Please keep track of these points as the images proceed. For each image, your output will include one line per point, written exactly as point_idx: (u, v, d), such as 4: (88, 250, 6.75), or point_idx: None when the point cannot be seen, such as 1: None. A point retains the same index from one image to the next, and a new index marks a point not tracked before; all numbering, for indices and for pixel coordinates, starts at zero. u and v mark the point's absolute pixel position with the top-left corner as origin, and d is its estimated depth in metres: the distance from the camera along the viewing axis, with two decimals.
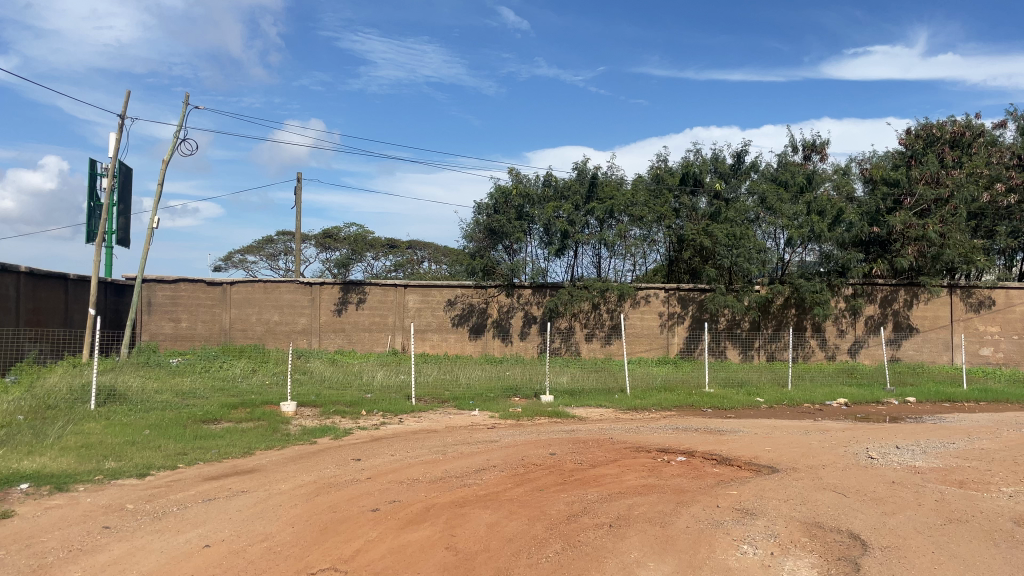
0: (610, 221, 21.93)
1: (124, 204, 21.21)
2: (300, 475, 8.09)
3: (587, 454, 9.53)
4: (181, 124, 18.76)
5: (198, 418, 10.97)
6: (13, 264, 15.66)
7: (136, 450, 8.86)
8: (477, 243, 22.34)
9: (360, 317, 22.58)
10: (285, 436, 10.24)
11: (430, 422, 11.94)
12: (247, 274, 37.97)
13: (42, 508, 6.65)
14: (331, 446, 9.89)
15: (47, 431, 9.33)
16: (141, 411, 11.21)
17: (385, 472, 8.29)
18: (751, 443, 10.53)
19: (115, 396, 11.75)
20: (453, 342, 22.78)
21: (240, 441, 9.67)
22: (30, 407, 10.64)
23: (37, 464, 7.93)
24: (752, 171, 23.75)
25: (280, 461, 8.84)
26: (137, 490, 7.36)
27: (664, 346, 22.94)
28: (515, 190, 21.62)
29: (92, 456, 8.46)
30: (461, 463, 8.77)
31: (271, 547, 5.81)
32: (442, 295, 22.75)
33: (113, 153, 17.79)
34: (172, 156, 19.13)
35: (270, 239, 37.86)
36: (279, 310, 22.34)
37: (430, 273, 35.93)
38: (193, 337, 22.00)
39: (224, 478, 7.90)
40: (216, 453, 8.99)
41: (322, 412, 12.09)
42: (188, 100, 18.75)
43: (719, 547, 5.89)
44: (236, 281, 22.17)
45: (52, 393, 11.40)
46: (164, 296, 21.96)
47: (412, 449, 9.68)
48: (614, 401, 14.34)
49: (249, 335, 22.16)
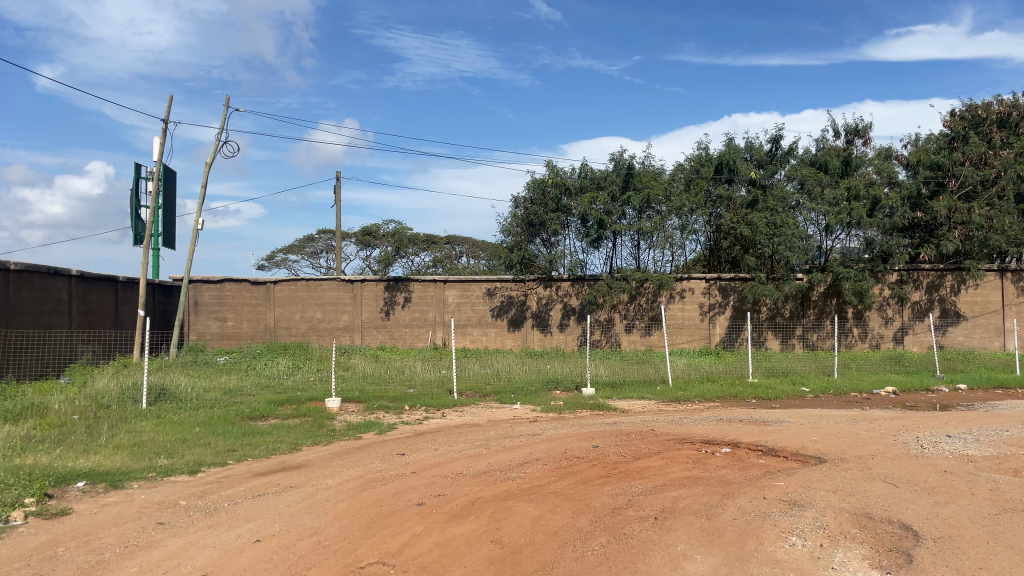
0: (648, 211, 21.75)
1: (169, 207, 21.66)
2: (346, 470, 8.21)
3: (631, 447, 9.48)
4: (223, 127, 19.16)
5: (246, 416, 11.18)
6: (68, 269, 15.94)
7: (187, 447, 9.05)
8: (514, 237, 22.35)
9: (401, 313, 22.77)
10: (330, 432, 10.38)
11: (473, 416, 11.97)
12: (290, 273, 38.46)
13: (98, 505, 6.84)
14: (376, 441, 10.00)
15: (100, 431, 9.57)
16: (190, 409, 11.44)
17: (429, 467, 8.35)
18: (797, 434, 10.39)
19: (166, 395, 12.03)
20: (493, 336, 22.85)
21: (286, 438, 9.84)
22: (84, 407, 10.93)
23: (92, 463, 8.13)
24: (789, 157, 22.98)
25: (327, 456, 8.98)
26: (189, 487, 7.54)
27: (706, 338, 22.65)
28: (549, 183, 21.53)
29: (145, 453, 8.68)
30: (505, 457, 8.80)
31: (320, 541, 5.91)
32: (481, 288, 22.85)
33: (158, 156, 18.08)
34: (214, 158, 19.49)
35: (311, 238, 38.32)
36: (321, 308, 22.62)
37: (469, 267, 36.19)
38: (239, 336, 22.45)
39: (273, 474, 8.05)
40: (265, 450, 9.15)
41: (367, 408, 12.22)
42: (228, 103, 19.11)
43: (767, 539, 5.83)
44: (280, 280, 22.53)
45: (104, 394, 11.68)
46: (210, 296, 22.41)
47: (455, 443, 9.74)
48: (656, 392, 14.25)
49: (294, 333, 22.51)
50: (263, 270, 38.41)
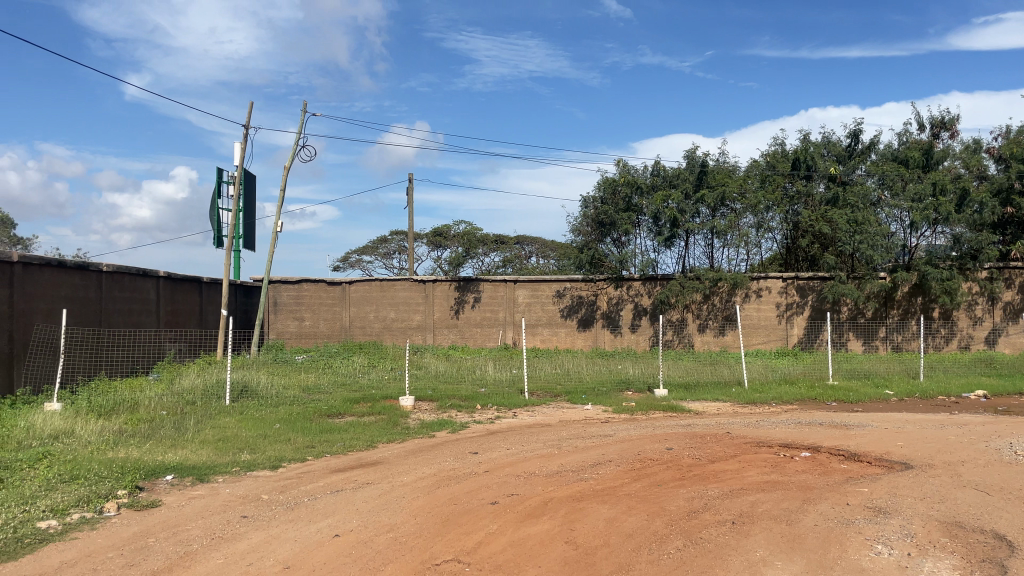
0: (722, 209, 21.36)
1: (250, 210, 22.37)
2: (421, 468, 8.32)
3: (706, 449, 9.31)
4: (300, 131, 19.68)
5: (323, 413, 11.46)
6: (156, 270, 16.59)
7: (268, 443, 9.33)
8: (584, 236, 22.27)
9: (472, 313, 22.95)
10: (405, 430, 10.55)
11: (544, 416, 11.96)
12: (364, 274, 39.24)
13: (186, 498, 7.12)
14: (449, 439, 10.11)
15: (187, 426, 9.95)
16: (271, 406, 11.80)
17: (502, 466, 8.39)
18: (881, 438, 10.02)
19: (248, 392, 12.44)
20: (564, 336, 22.80)
21: (362, 435, 10.03)
22: (172, 403, 11.39)
23: (180, 457, 8.47)
24: (869, 152, 22.33)
25: (401, 453, 9.12)
26: (271, 481, 7.77)
27: (783, 338, 22.09)
28: (621, 182, 21.37)
29: (229, 448, 8.99)
30: (577, 458, 8.77)
31: (397, 538, 6.00)
32: (551, 288, 22.84)
33: (239, 161, 18.69)
34: (292, 162, 20.03)
35: (384, 239, 39.00)
36: (395, 308, 22.99)
37: (539, 267, 36.25)
38: (316, 335, 23.03)
39: (350, 471, 8.22)
40: (342, 446, 9.35)
41: (440, 407, 12.36)
42: (305, 108, 19.61)
43: (851, 547, 5.64)
44: (355, 281, 23.01)
45: (191, 390, 12.16)
46: (289, 296, 23.06)
47: (527, 442, 9.76)
48: (731, 394, 13.96)
49: (368, 332, 22.95)
50: (338, 271, 39.30)
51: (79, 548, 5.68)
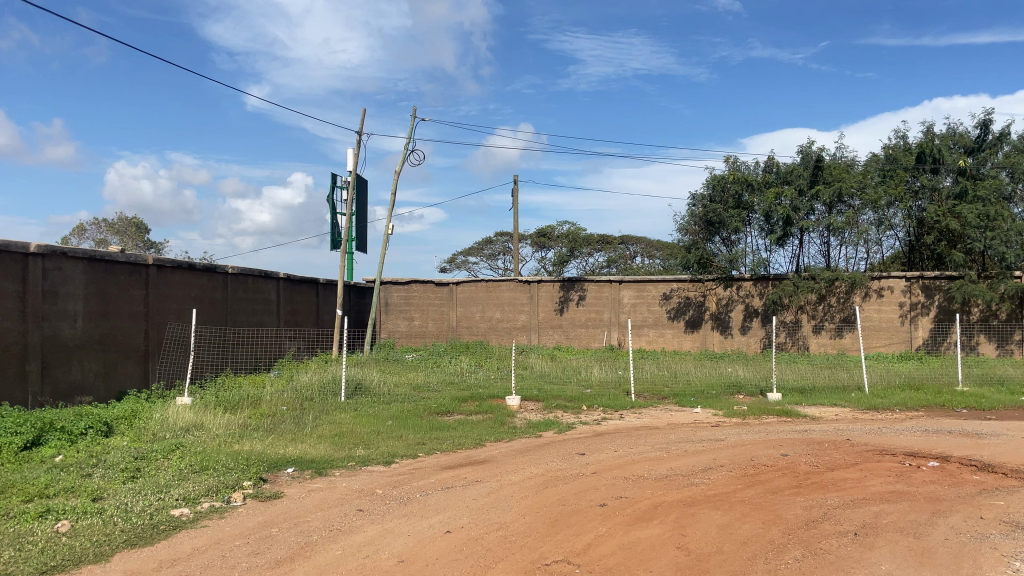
0: (839, 206, 20.43)
1: (361, 214, 23.11)
2: (529, 467, 8.36)
3: (824, 456, 8.94)
4: (410, 136, 20.15)
5: (433, 410, 11.71)
6: (276, 272, 17.34)
7: (381, 439, 9.61)
8: (692, 235, 21.82)
9: (577, 314, 22.91)
10: (512, 429, 10.63)
11: (652, 419, 11.79)
12: (470, 274, 39.86)
13: (306, 490, 7.42)
14: (556, 439, 10.12)
15: (306, 421, 10.38)
16: (383, 403, 12.15)
17: (611, 468, 8.32)
18: (1019, 449, 9.32)
19: (361, 389, 12.88)
20: (671, 337, 22.42)
21: (471, 433, 10.18)
22: (291, 398, 11.92)
23: (300, 451, 8.84)
24: (1002, 143, 20.81)
25: (509, 453, 9.19)
26: (385, 476, 8.00)
27: (906, 340, 20.94)
28: (732, 179, 20.84)
29: (345, 443, 9.31)
30: (687, 462, 8.59)
31: (507, 536, 6.06)
32: (658, 289, 22.51)
33: (353, 166, 19.33)
34: (402, 166, 20.54)
35: (489, 240, 39.48)
36: (500, 308, 23.24)
37: (645, 267, 35.80)
38: (424, 334, 23.58)
39: (459, 468, 8.36)
40: (451, 444, 9.52)
41: (546, 407, 12.39)
42: (415, 113, 20.07)
43: (986, 564, 5.28)
44: (461, 281, 23.40)
45: (309, 386, 12.70)
46: (399, 296, 23.70)
47: (636, 444, 9.64)
48: (850, 399, 13.33)
49: (474, 332, 23.29)
50: (445, 271, 40.09)
51: (209, 535, 6.02)
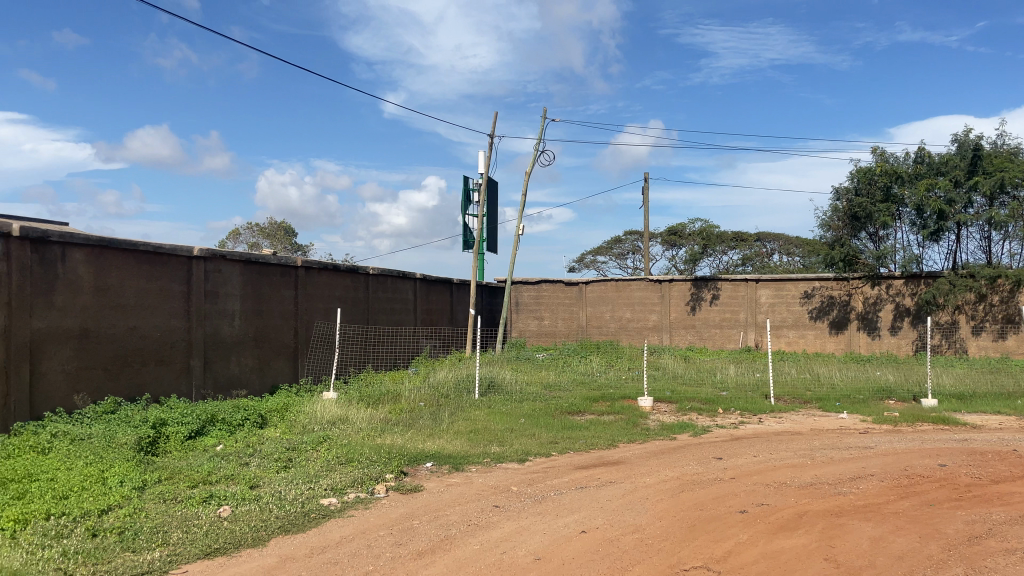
0: (1002, 198, 18.84)
1: (492, 215, 23.49)
2: (664, 470, 8.22)
3: (988, 468, 8.26)
4: (540, 137, 20.28)
5: (565, 410, 11.74)
6: (413, 273, 17.90)
7: (515, 437, 9.73)
8: (835, 231, 20.69)
9: (711, 313, 22.31)
10: (646, 431, 10.48)
11: (794, 423, 11.31)
12: (599, 274, 39.72)
13: (444, 485, 7.62)
14: (692, 442, 9.90)
15: (442, 417, 10.66)
16: (516, 401, 12.30)
17: (750, 473, 8.04)
18: None
19: (494, 387, 13.11)
20: (812, 339, 21.42)
21: (604, 434, 10.12)
22: (428, 395, 12.29)
23: (437, 446, 9.09)
24: None
25: (644, 454, 9.07)
26: (520, 474, 8.09)
27: None
28: (880, 171, 19.60)
29: (480, 440, 9.49)
30: (833, 469, 8.17)
31: (643, 539, 5.97)
32: (797, 288, 21.57)
33: (484, 168, 19.68)
34: (532, 167, 20.71)
35: (619, 239, 39.18)
36: (631, 308, 23.00)
37: (782, 265, 34.41)
38: (554, 334, 23.71)
39: (593, 468, 8.33)
40: (585, 444, 9.50)
41: (679, 409, 12.14)
42: (545, 114, 20.18)
43: None
44: (591, 281, 23.36)
45: (444, 383, 13.05)
46: (529, 296, 23.94)
47: (777, 450, 9.27)
48: (1018, 407, 12.26)
49: (605, 332, 23.17)
50: (574, 271, 40.15)
51: (355, 525, 6.30)
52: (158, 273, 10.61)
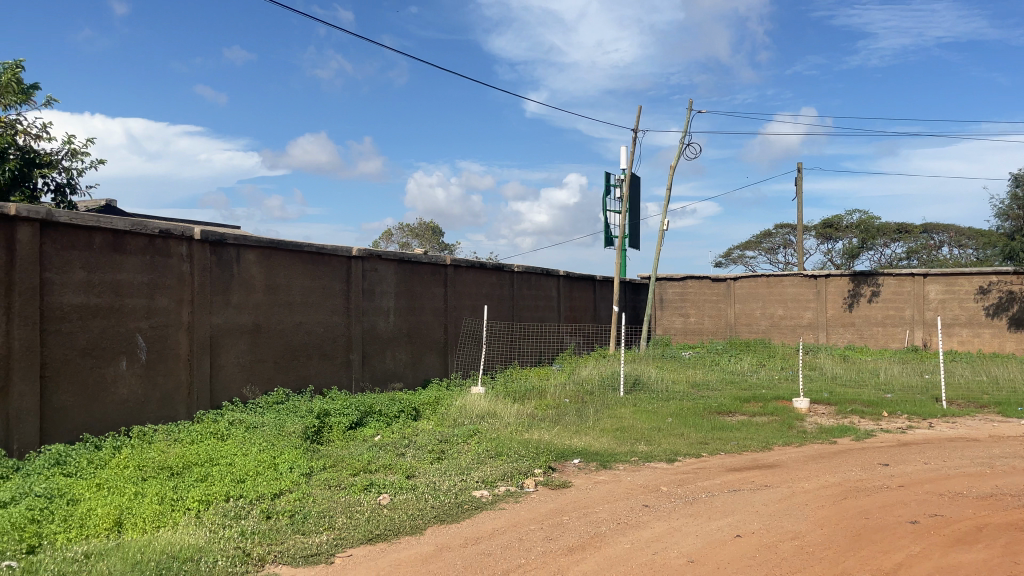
0: None
1: (635, 211, 23.18)
2: (824, 475, 7.80)
3: None
4: (685, 130, 19.77)
5: (714, 410, 11.41)
6: (556, 270, 17.99)
7: (663, 436, 9.56)
8: (1015, 221, 18.67)
9: (872, 311, 20.97)
10: (803, 433, 10.00)
11: (970, 430, 10.42)
12: (747, 270, 38.38)
13: (593, 482, 7.60)
14: (854, 446, 9.34)
15: (588, 414, 10.65)
16: (662, 400, 12.08)
17: (921, 482, 7.48)
18: None
19: (640, 385, 12.95)
20: (990, 338, 19.65)
21: (757, 435, 9.74)
22: (574, 391, 12.32)
23: (584, 443, 9.07)
24: None
25: (801, 458, 8.66)
26: (669, 474, 7.93)
27: None
28: None
29: (627, 438, 9.39)
30: (1018, 480, 7.45)
31: (803, 546, 5.69)
32: (970, 283, 19.85)
33: (627, 164, 19.44)
34: (677, 161, 20.24)
35: (768, 233, 37.67)
36: (783, 304, 22.02)
37: (953, 258, 31.84)
38: (701, 331, 23.16)
39: (747, 471, 8.03)
40: (736, 445, 9.19)
41: (839, 411, 11.50)
42: (690, 107, 19.64)
43: None
44: (740, 277, 22.64)
45: (589, 380, 13.03)
46: (674, 292, 23.52)
47: (951, 458, 8.57)
48: None
49: (755, 330, 22.34)
50: (720, 267, 38.99)
51: (507, 518, 6.41)
52: (321, 272, 11.28)
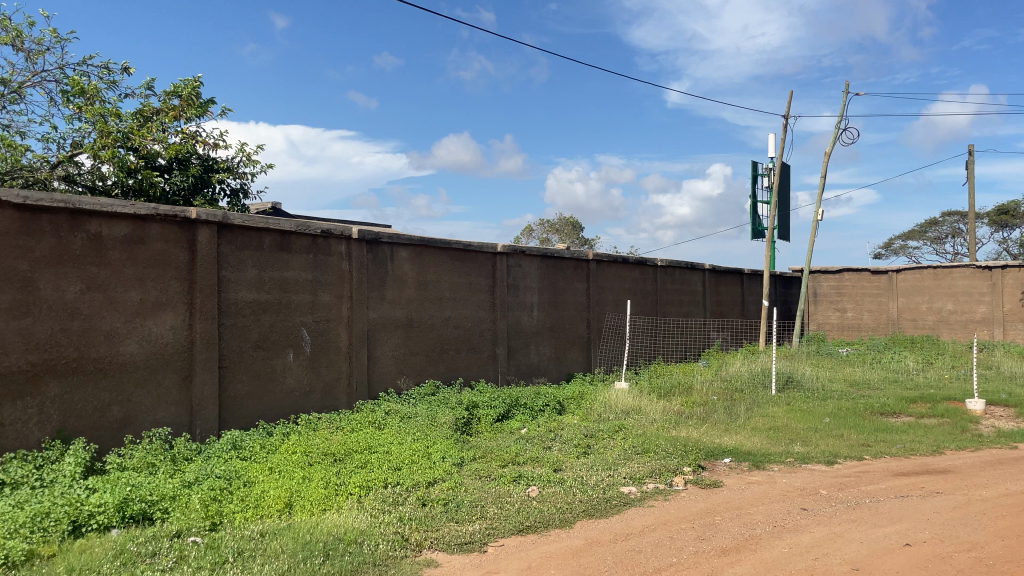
0: None
1: (784, 201, 22.19)
2: (1006, 484, 7.15)
3: None
4: (840, 115, 18.69)
5: (877, 410, 10.74)
6: (701, 264, 17.54)
7: (820, 437, 9.11)
8: None
9: None
10: (980, 437, 9.22)
11: None
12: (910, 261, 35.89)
13: (745, 482, 7.35)
14: None
15: (738, 412, 10.34)
16: (819, 399, 11.51)
17: None
18: None
19: (793, 382, 12.37)
20: None
21: (927, 438, 9.10)
22: (722, 388, 11.96)
23: (736, 442, 8.80)
24: None
25: (978, 464, 7.99)
26: (829, 477, 7.55)
27: None
28: None
29: (781, 438, 9.03)
30: None
31: (982, 559, 5.25)
32: None
33: (777, 153, 18.63)
34: (832, 148, 19.18)
35: (934, 222, 35.03)
36: (953, 299, 20.35)
37: None
38: (860, 327, 22.00)
39: (916, 476, 7.50)
40: (903, 448, 8.62)
41: (1021, 414, 10.52)
42: (845, 90, 18.54)
43: None
44: (903, 269, 21.28)
45: (738, 377, 12.61)
46: (829, 286, 22.47)
47: None
48: None
49: (921, 325, 20.85)
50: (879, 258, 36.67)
51: (657, 515, 6.32)
52: (469, 268, 11.57)
